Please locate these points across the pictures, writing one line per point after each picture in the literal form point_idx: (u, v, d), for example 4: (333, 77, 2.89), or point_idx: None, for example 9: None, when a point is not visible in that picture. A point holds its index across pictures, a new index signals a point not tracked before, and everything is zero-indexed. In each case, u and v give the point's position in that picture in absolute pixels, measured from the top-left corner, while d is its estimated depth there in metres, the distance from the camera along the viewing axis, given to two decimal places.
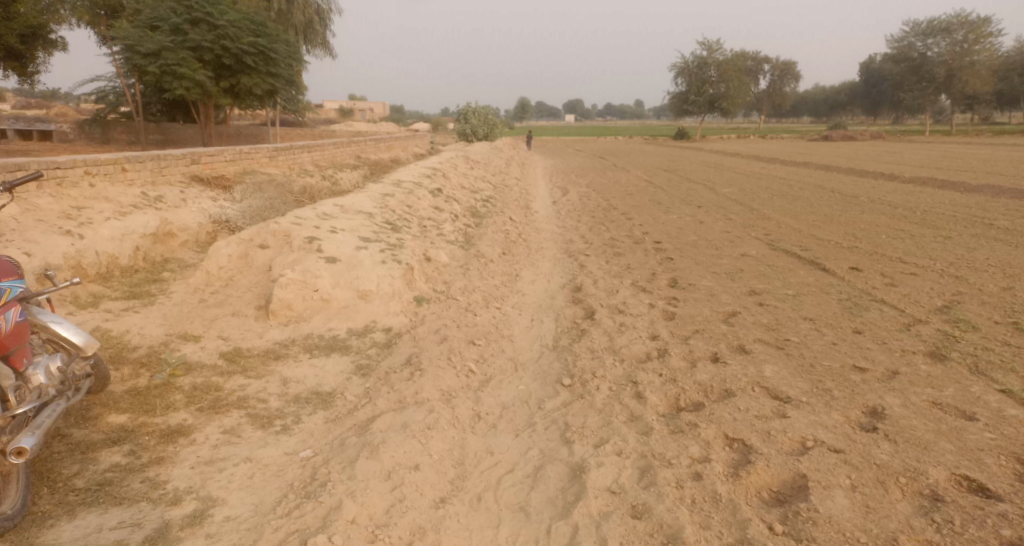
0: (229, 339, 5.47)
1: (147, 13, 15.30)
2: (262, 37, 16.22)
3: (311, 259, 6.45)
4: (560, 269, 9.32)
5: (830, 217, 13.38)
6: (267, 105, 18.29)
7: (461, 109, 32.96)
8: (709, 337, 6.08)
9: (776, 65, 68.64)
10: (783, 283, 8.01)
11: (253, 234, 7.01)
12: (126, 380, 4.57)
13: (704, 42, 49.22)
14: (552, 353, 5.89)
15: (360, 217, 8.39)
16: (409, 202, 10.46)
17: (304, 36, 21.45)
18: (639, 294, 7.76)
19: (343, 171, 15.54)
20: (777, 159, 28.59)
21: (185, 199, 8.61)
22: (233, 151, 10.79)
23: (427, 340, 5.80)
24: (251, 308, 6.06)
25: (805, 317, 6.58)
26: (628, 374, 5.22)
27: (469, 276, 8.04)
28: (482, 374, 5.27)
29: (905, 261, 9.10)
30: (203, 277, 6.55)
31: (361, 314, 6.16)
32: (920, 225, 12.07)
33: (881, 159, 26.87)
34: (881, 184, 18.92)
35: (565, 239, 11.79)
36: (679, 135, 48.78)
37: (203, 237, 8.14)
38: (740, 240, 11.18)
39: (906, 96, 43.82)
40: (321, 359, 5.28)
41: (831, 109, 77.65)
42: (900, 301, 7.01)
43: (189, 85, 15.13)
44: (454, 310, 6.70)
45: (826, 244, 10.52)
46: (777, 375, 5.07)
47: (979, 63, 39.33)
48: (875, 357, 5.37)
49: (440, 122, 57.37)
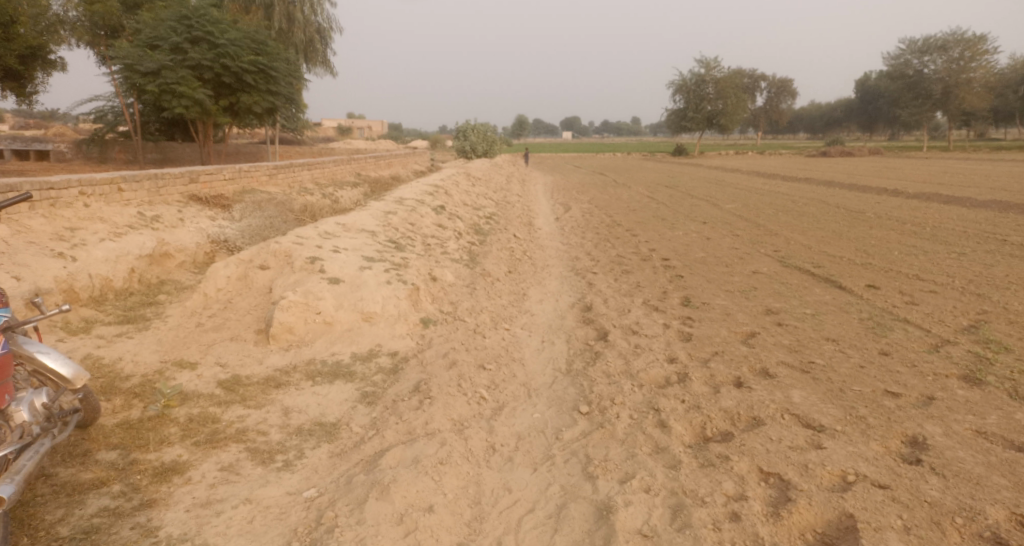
0: (227, 365, 5.20)
1: (147, 33, 15.19)
2: (262, 55, 16.13)
3: (313, 280, 6.21)
4: (568, 288, 9.07)
5: (839, 233, 13.19)
6: (267, 123, 18.15)
7: (460, 127, 32.96)
8: (730, 360, 5.81)
9: (772, 82, 69.10)
10: (800, 302, 7.77)
11: (252, 254, 6.78)
12: (117, 411, 4.28)
13: (701, 60, 49.49)
14: (566, 377, 5.63)
15: (363, 236, 8.16)
16: (412, 220, 10.24)
17: (304, 54, 21.42)
18: (652, 314, 7.51)
19: (343, 189, 15.35)
20: (777, 175, 28.50)
21: (183, 218, 8.38)
22: (232, 169, 10.60)
23: (435, 365, 5.54)
24: (251, 332, 5.80)
25: (828, 338, 6.33)
26: (648, 401, 4.95)
27: (475, 296, 7.80)
28: (494, 401, 5.00)
29: (922, 278, 8.87)
30: (201, 299, 6.29)
31: (366, 337, 5.89)
32: (932, 241, 11.87)
33: (882, 174, 26.77)
34: (885, 200, 18.77)
35: (571, 257, 11.56)
36: (677, 151, 48.84)
37: (201, 258, 7.90)
38: (750, 257, 10.95)
39: (903, 113, 44.01)
40: (324, 386, 5.01)
41: (827, 125, 78.05)
42: (925, 320, 6.77)
43: (189, 103, 15.00)
44: (462, 332, 6.43)
45: (839, 261, 10.30)
46: (806, 401, 4.81)
47: (976, 80, 39.51)
48: (907, 381, 5.11)
49: (438, 139, 57.55)
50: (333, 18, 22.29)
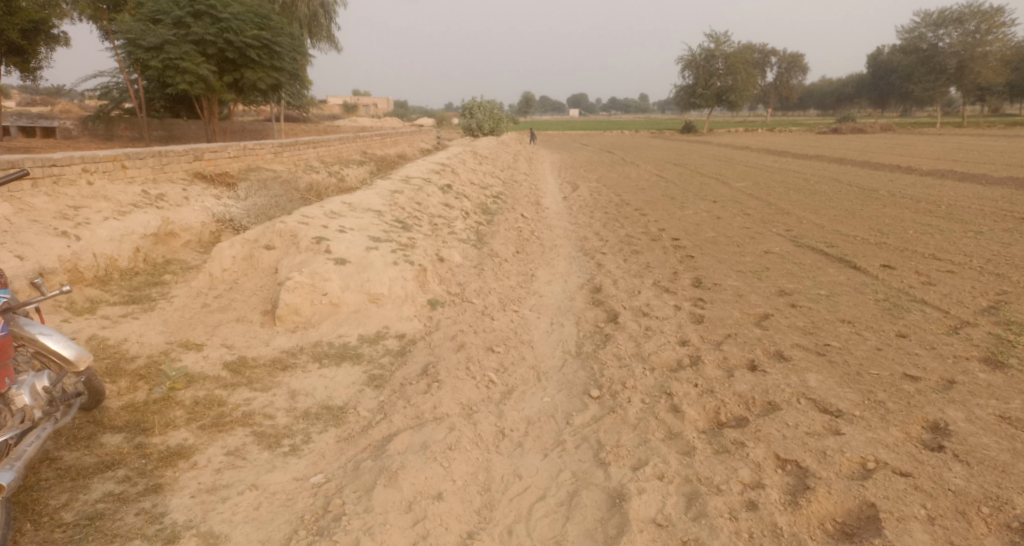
0: (233, 347, 5.13)
1: (149, 7, 14.94)
2: (266, 30, 15.88)
3: (319, 260, 6.11)
4: (576, 268, 8.95)
5: (852, 212, 12.96)
6: (271, 100, 17.94)
7: (466, 104, 32.59)
8: (743, 343, 5.69)
9: (782, 57, 67.80)
10: (814, 283, 7.62)
11: (257, 234, 6.68)
12: (122, 394, 4.23)
13: (711, 34, 48.52)
14: (576, 360, 5.53)
15: (369, 215, 8.04)
16: (418, 199, 10.11)
17: (308, 29, 21.08)
18: (663, 295, 7.39)
19: (349, 168, 15.18)
20: (788, 153, 28.08)
21: (187, 197, 8.28)
22: (237, 147, 10.46)
23: (443, 347, 5.45)
24: (256, 313, 5.72)
25: (843, 319, 6.20)
26: (660, 385, 4.85)
27: (483, 277, 7.69)
28: (504, 384, 4.91)
29: (939, 257, 8.67)
30: (206, 280, 6.21)
31: (373, 319, 5.80)
32: (948, 219, 11.64)
33: (895, 152, 26.29)
34: (899, 178, 18.43)
35: (579, 236, 11.42)
36: (686, 129, 48.20)
37: (206, 237, 7.81)
38: (761, 237, 10.78)
39: (916, 89, 43.15)
40: (331, 369, 4.93)
41: (839, 101, 76.72)
42: (943, 301, 6.61)
43: (192, 79, 14.79)
44: (470, 314, 6.33)
45: (853, 240, 10.11)
46: (822, 385, 4.70)
47: (992, 53, 38.56)
48: (926, 364, 4.98)
49: (445, 117, 57.04)
50: None
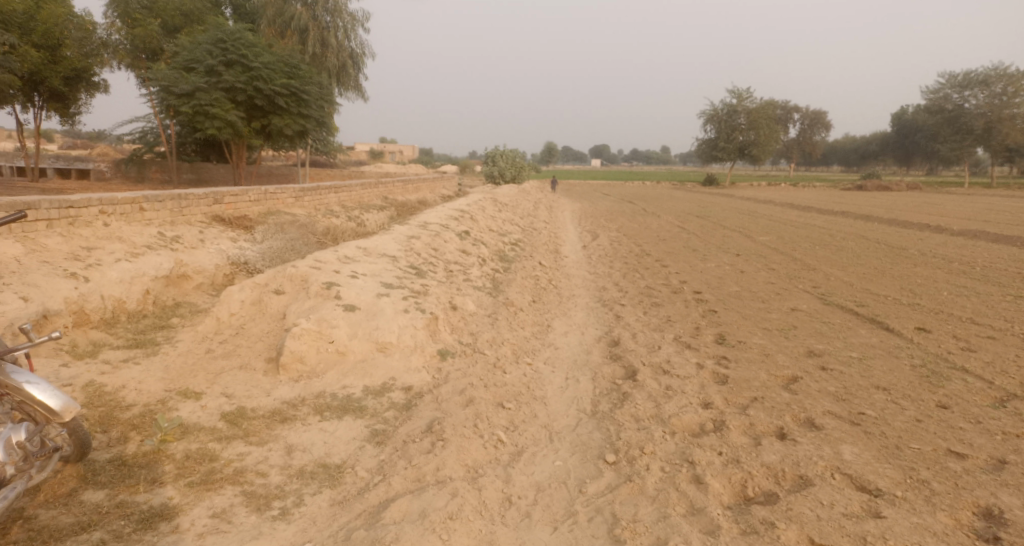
0: (232, 396, 4.93)
1: (184, 55, 15.50)
2: (294, 79, 16.38)
3: (328, 307, 5.97)
4: (594, 320, 8.69)
5: (882, 270, 12.58)
6: (298, 145, 18.33)
7: (489, 153, 33.06)
8: (771, 408, 5.34)
9: (805, 114, 68.23)
10: (845, 345, 7.25)
11: (268, 278, 6.58)
12: (111, 446, 4.04)
13: (733, 90, 49.03)
14: (591, 420, 5.23)
15: (383, 261, 7.94)
16: (435, 245, 10.03)
17: (337, 79, 21.69)
18: (684, 352, 7.07)
19: (369, 213, 15.28)
20: (812, 208, 27.77)
21: (203, 239, 8.28)
22: (258, 191, 10.56)
23: (451, 402, 5.19)
24: (261, 360, 5.55)
25: (878, 385, 5.82)
26: (682, 451, 4.52)
27: (497, 327, 7.46)
28: (513, 444, 4.63)
29: (977, 322, 8.26)
30: (213, 323, 6.09)
31: (380, 369, 5.58)
32: (984, 282, 11.19)
33: (922, 210, 25.85)
34: (928, 236, 17.99)
35: (598, 287, 11.20)
36: (707, 181, 48.27)
37: (219, 279, 7.75)
38: (787, 293, 10.45)
39: (942, 148, 42.86)
40: (332, 423, 4.69)
41: (862, 158, 76.57)
42: (985, 369, 6.20)
43: (221, 125, 15.13)
44: (481, 366, 6.09)
45: (884, 300, 9.73)
46: (859, 459, 4.32)
47: (1020, 115, 38.25)
48: (973, 439, 4.58)
49: (468, 165, 57.95)
50: (366, 44, 22.51)
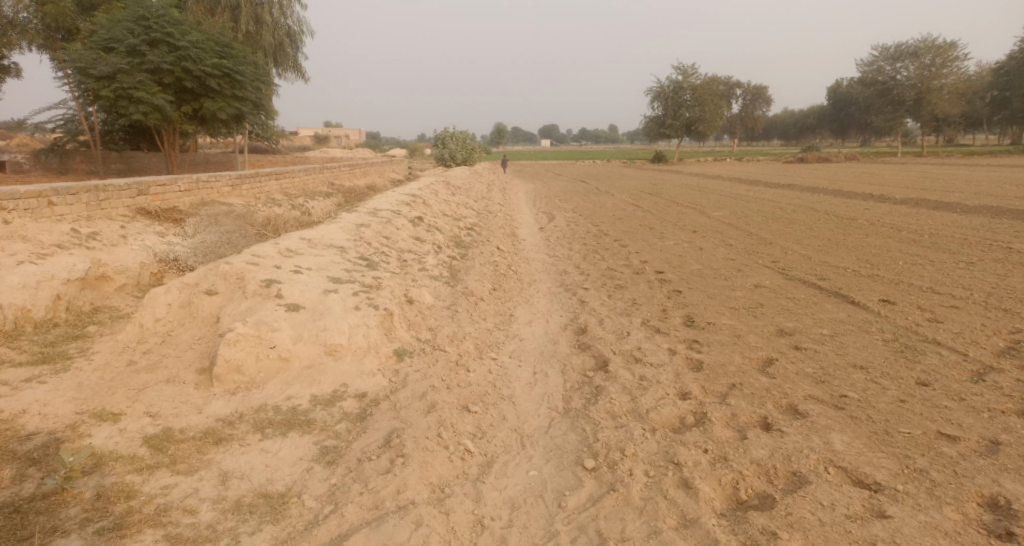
0: (158, 415, 4.30)
1: (101, 34, 14.04)
2: (226, 59, 15.30)
3: (268, 307, 5.34)
4: (558, 306, 8.29)
5: (836, 241, 12.66)
6: (235, 130, 17.19)
7: (438, 134, 32.13)
8: (751, 395, 5.06)
9: (747, 89, 69.28)
10: (814, 321, 7.08)
11: (198, 277, 5.87)
12: (4, 488, 3.39)
13: (680, 66, 49.12)
14: (564, 419, 4.83)
15: (330, 253, 7.31)
16: (386, 233, 9.42)
17: (273, 59, 20.43)
18: (654, 337, 6.75)
19: (315, 200, 14.44)
20: (760, 181, 28.17)
21: (125, 235, 7.43)
22: (188, 180, 9.69)
23: (412, 409, 4.69)
24: (191, 372, 4.90)
25: (855, 364, 5.62)
26: (664, 451, 4.18)
27: (457, 319, 6.94)
28: (482, 454, 4.19)
29: (938, 290, 8.26)
30: (136, 332, 5.38)
31: (328, 376, 5.01)
32: (934, 249, 11.36)
33: (863, 180, 26.52)
34: (874, 206, 18.35)
35: (559, 270, 10.81)
36: (656, 158, 48.55)
37: (145, 279, 6.96)
38: (748, 269, 10.33)
39: (876, 119, 44.22)
40: (276, 442, 4.14)
41: (801, 132, 78.72)
42: (956, 341, 6.10)
43: (147, 109, 13.87)
44: (442, 365, 5.59)
45: (844, 272, 9.71)
46: (851, 449, 4.06)
47: (947, 86, 39.73)
48: (962, 419, 4.39)
49: (416, 148, 56.54)
50: (303, 22, 21.23)
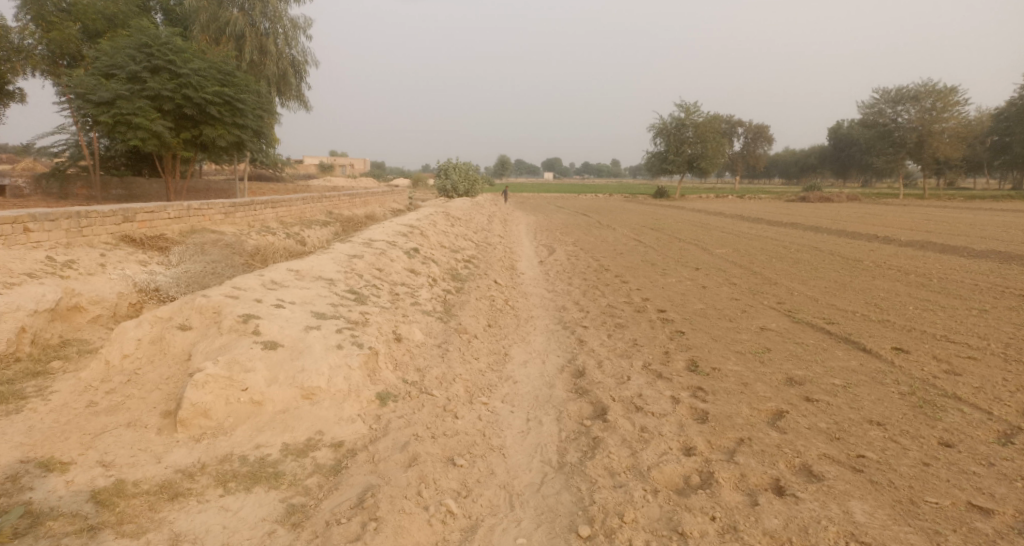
0: (111, 465, 3.98)
1: (103, 61, 14.03)
2: (228, 87, 15.28)
3: (242, 346, 5.03)
4: (555, 346, 7.91)
5: (842, 283, 12.36)
6: (235, 156, 17.06)
7: (441, 165, 32.13)
8: (761, 452, 4.67)
9: (748, 128, 69.87)
10: (825, 370, 6.70)
11: (172, 311, 5.55)
12: None
13: (683, 104, 49.48)
14: (558, 475, 4.44)
15: (316, 285, 6.99)
16: (379, 264, 9.12)
17: (277, 88, 20.46)
18: (655, 383, 6.37)
19: (310, 229, 14.21)
20: (763, 219, 28.01)
21: (104, 263, 7.22)
22: (177, 207, 9.56)
23: (392, 462, 4.33)
24: (155, 416, 4.57)
25: (871, 420, 5.23)
26: (667, 518, 3.82)
27: (448, 359, 6.57)
28: (464, 517, 3.85)
29: (953, 340, 7.90)
30: (101, 369, 5.04)
31: (303, 423, 4.66)
32: (944, 294, 11.06)
33: (866, 221, 26.35)
34: (879, 247, 18.11)
35: (557, 306, 10.48)
36: (658, 194, 48.60)
37: (122, 310, 6.66)
38: (754, 310, 10.00)
39: (876, 160, 44.33)
40: (240, 499, 3.81)
41: (801, 171, 79.18)
42: (978, 397, 5.72)
43: (146, 135, 13.74)
44: (428, 410, 5.23)
45: (853, 317, 9.37)
46: (874, 521, 3.67)
47: (947, 129, 39.99)
48: (993, 489, 4.01)
49: (420, 177, 56.73)
50: (308, 52, 21.31)
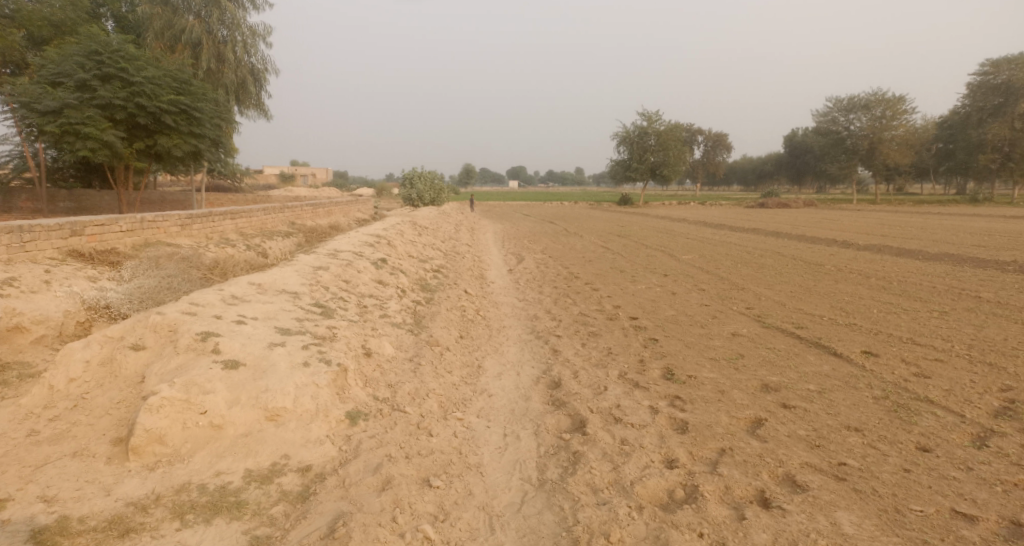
0: (55, 500, 3.64)
1: (49, 68, 13.38)
2: (184, 95, 14.74)
3: (200, 366, 4.73)
4: (529, 356, 7.75)
5: (807, 287, 12.55)
6: (193, 167, 16.48)
7: (406, 174, 31.77)
8: (743, 463, 4.59)
9: (708, 136, 71.35)
10: (799, 375, 6.71)
11: (124, 329, 5.19)
12: None
13: (645, 113, 50.19)
14: (539, 493, 4.27)
15: (280, 299, 6.69)
16: (346, 276, 8.83)
17: (235, 96, 19.89)
18: (632, 392, 6.27)
19: (273, 240, 13.76)
20: (726, 225, 28.48)
21: (49, 280, 6.78)
22: (130, 220, 9.11)
23: (364, 486, 4.10)
24: (104, 444, 4.24)
25: (849, 426, 5.22)
26: (653, 537, 3.69)
27: (420, 373, 6.34)
28: (442, 543, 3.65)
29: (919, 342, 8.03)
30: (45, 394, 4.66)
31: (267, 446, 4.38)
32: (905, 297, 11.31)
33: (824, 226, 27.00)
34: (839, 251, 18.54)
35: (529, 315, 10.34)
36: (622, 201, 49.10)
37: (69, 329, 6.24)
38: (724, 316, 10.04)
39: (831, 166, 45.73)
40: (199, 533, 3.52)
41: (760, 178, 81.21)
42: (950, 399, 5.78)
43: (96, 146, 13.13)
44: (401, 428, 4.99)
45: (821, 321, 9.47)
46: (862, 533, 3.63)
47: (896, 137, 41.51)
48: (975, 494, 4.01)
49: (384, 186, 56.08)
50: (268, 59, 20.79)
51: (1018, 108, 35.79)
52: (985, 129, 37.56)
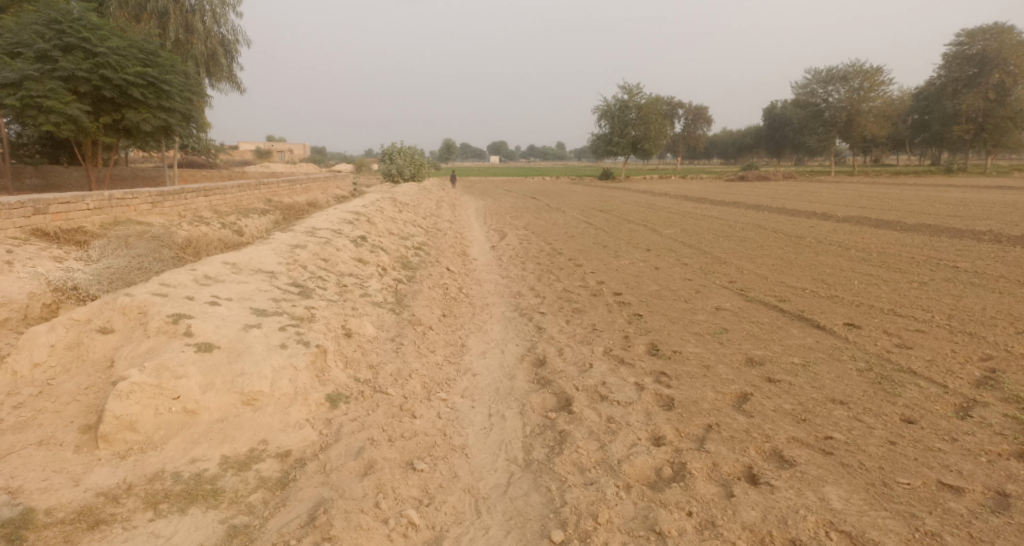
0: (19, 492, 3.47)
1: (6, 38, 12.73)
2: (151, 67, 14.15)
3: (172, 350, 4.54)
4: (514, 334, 7.65)
5: (789, 260, 12.59)
6: (163, 142, 15.92)
7: (385, 149, 31.18)
8: (730, 439, 4.55)
9: (688, 109, 71.12)
10: (784, 349, 6.70)
11: (91, 312, 4.96)
12: None
13: (626, 86, 49.77)
14: (525, 474, 4.20)
15: (256, 279, 6.47)
16: (325, 255, 8.61)
17: (205, 69, 19.21)
18: (618, 369, 6.21)
19: (248, 218, 13.41)
20: (707, 199, 28.50)
21: (12, 261, 6.47)
22: (98, 197, 8.75)
23: (346, 471, 3.98)
24: (72, 431, 4.05)
25: (834, 399, 5.21)
26: (642, 517, 3.64)
27: (403, 353, 6.20)
28: (428, 528, 3.56)
29: (900, 313, 8.08)
30: (8, 381, 4.43)
31: (244, 432, 4.23)
32: (885, 268, 11.39)
33: (803, 198, 27.13)
34: (819, 223, 18.64)
35: (512, 292, 10.22)
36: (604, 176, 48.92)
37: (34, 312, 5.96)
38: (707, 290, 10.02)
39: (809, 139, 45.91)
40: (174, 524, 3.38)
41: (739, 151, 81.44)
42: (932, 370, 5.81)
43: (59, 120, 12.55)
44: (384, 411, 4.87)
45: (803, 293, 9.49)
46: (851, 508, 3.62)
47: (874, 109, 41.65)
48: (960, 465, 4.02)
49: (363, 162, 55.19)
50: (238, 30, 20.06)
51: (991, 79, 36.05)
52: (960, 100, 37.78)
